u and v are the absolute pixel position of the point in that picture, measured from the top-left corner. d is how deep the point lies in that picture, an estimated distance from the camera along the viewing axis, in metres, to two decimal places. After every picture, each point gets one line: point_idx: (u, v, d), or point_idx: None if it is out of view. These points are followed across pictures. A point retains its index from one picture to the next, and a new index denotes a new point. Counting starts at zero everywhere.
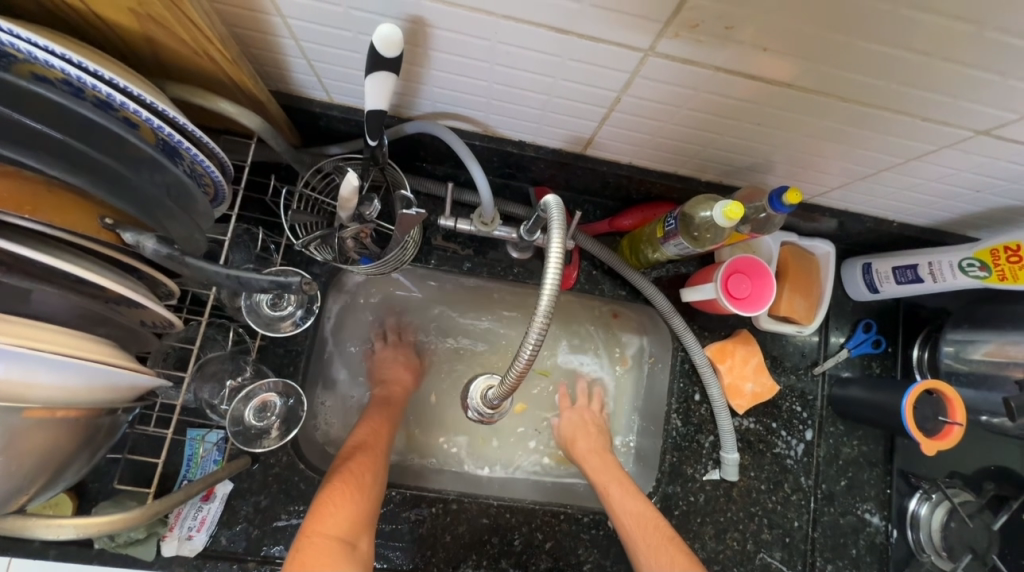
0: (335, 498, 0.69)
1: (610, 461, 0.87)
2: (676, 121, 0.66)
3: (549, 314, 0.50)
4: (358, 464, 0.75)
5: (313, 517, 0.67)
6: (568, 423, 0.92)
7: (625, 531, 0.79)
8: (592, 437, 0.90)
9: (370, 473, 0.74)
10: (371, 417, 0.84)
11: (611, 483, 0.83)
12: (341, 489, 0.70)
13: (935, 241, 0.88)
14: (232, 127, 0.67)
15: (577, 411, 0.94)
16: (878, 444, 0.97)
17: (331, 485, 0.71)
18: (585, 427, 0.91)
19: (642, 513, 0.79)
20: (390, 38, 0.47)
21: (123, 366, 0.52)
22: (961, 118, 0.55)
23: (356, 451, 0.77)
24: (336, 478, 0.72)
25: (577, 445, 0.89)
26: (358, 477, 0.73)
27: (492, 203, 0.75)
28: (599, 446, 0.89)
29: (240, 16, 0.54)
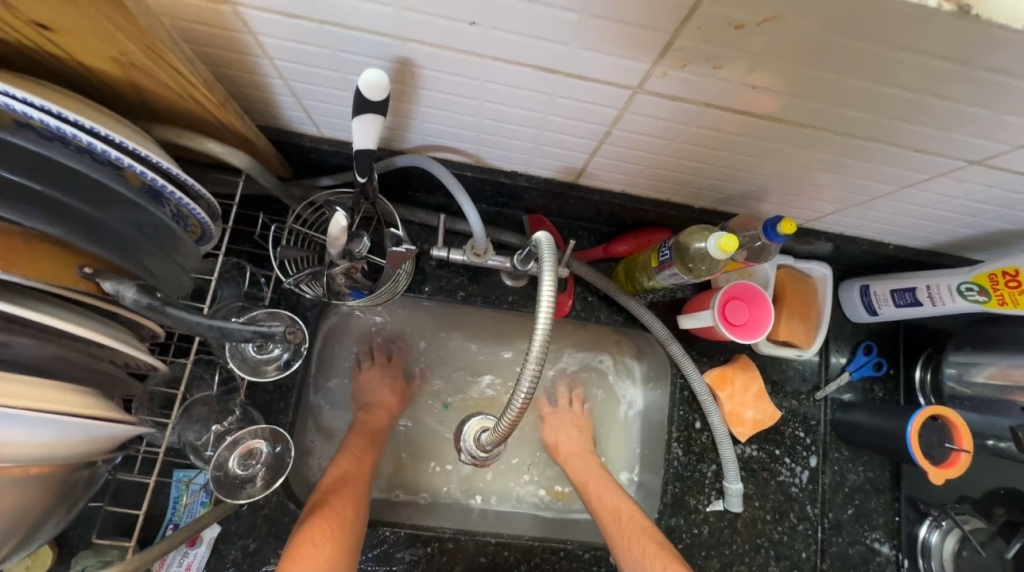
0: (313, 538, 0.64)
1: (590, 461, 0.88)
2: (668, 152, 0.65)
3: (543, 358, 0.48)
4: (336, 499, 0.71)
5: (289, 562, 0.62)
6: (550, 423, 0.94)
7: (603, 526, 0.79)
8: (574, 437, 0.92)
9: (351, 508, 0.70)
10: (351, 446, 0.81)
11: (590, 480, 0.84)
12: (318, 527, 0.65)
13: (932, 263, 0.87)
14: (220, 164, 0.67)
15: (562, 414, 0.95)
16: (884, 470, 0.95)
17: (307, 525, 0.66)
18: (565, 429, 0.93)
19: (616, 506, 0.79)
20: (375, 84, 0.47)
21: (103, 418, 0.49)
22: (952, 149, 0.55)
23: (334, 486, 0.73)
24: (312, 517, 0.67)
25: (560, 446, 0.91)
26: (341, 510, 0.69)
27: (485, 234, 0.74)
28: (580, 447, 0.90)
29: (226, 58, 0.54)
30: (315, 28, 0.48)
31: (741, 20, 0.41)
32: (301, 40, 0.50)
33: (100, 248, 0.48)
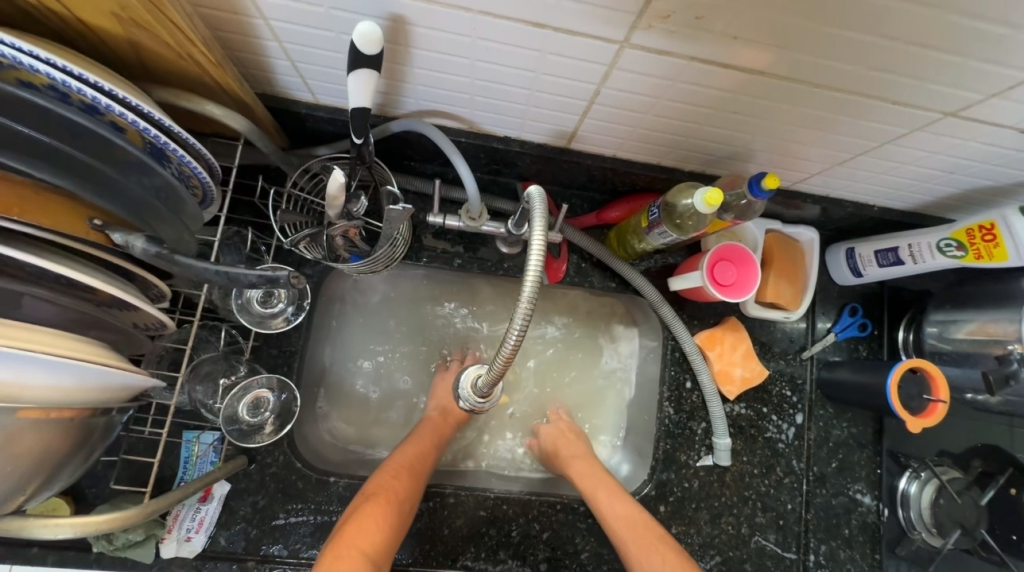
0: (373, 515, 0.71)
1: (596, 468, 0.86)
2: (657, 112, 0.67)
3: (534, 301, 0.51)
4: (397, 483, 0.76)
5: (349, 530, 0.69)
6: (547, 434, 0.93)
7: (617, 536, 0.78)
8: (576, 445, 0.90)
9: (408, 497, 0.76)
10: (421, 432, 0.86)
11: (599, 490, 0.82)
12: (378, 506, 0.72)
13: (916, 224, 0.90)
14: (219, 130, 0.68)
15: (554, 423, 0.95)
16: (867, 426, 0.99)
17: (369, 500, 0.73)
18: (563, 435, 0.92)
19: (630, 514, 0.79)
20: (369, 35, 0.49)
21: (116, 365, 0.53)
22: (928, 100, 0.57)
23: (398, 469, 0.78)
24: (374, 493, 0.74)
25: (559, 451, 0.90)
26: (397, 497, 0.75)
27: (479, 198, 0.76)
28: (581, 452, 0.89)
29: (222, 18, 0.55)
30: None
31: None
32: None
33: (106, 201, 0.51)
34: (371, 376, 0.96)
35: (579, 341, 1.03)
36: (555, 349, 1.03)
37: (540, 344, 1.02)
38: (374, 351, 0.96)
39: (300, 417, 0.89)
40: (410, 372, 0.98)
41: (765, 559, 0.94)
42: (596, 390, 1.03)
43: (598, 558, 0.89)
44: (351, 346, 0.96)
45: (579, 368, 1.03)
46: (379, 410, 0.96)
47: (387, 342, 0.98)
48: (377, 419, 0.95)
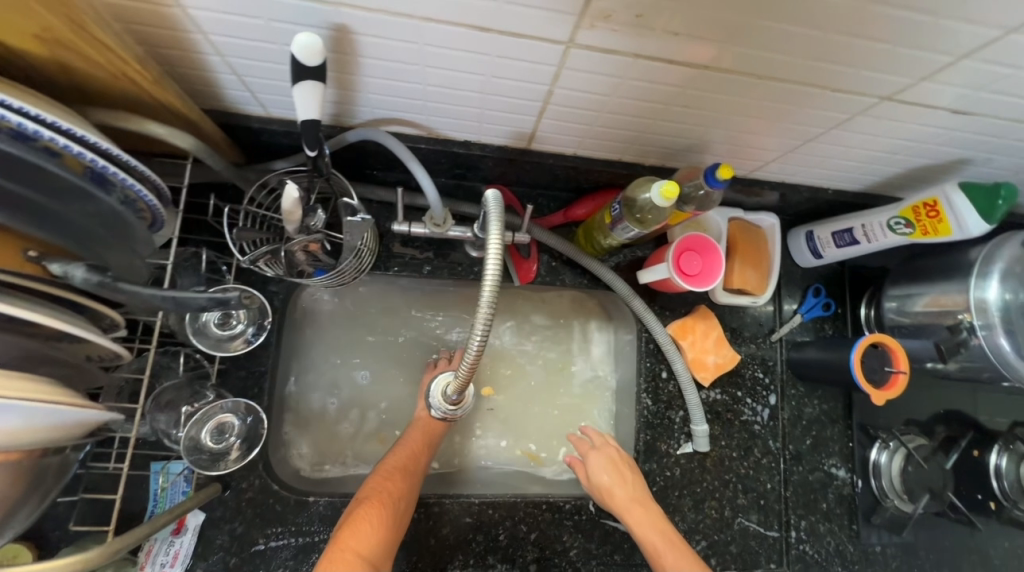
0: (368, 517, 0.69)
1: (652, 511, 0.81)
2: (611, 109, 0.68)
3: (493, 307, 0.51)
4: (391, 484, 0.75)
5: (344, 534, 0.67)
6: (598, 465, 0.85)
7: None
8: (629, 481, 0.84)
9: (403, 497, 0.74)
10: (411, 434, 0.83)
11: (663, 544, 0.76)
12: (373, 508, 0.70)
13: (868, 204, 0.93)
14: (167, 150, 0.66)
15: (604, 455, 0.86)
16: (837, 402, 1.02)
17: (364, 503, 0.71)
18: (619, 472, 0.84)
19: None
20: (311, 47, 0.48)
21: (68, 403, 0.50)
22: (865, 86, 0.59)
23: (391, 471, 0.77)
24: (368, 496, 0.72)
25: (614, 492, 0.82)
26: (394, 498, 0.73)
27: (441, 203, 0.75)
28: (637, 496, 0.82)
29: (158, 34, 0.54)
30: None
31: None
32: (232, 10, 0.50)
33: (41, 230, 0.49)
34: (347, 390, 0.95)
35: (555, 337, 1.04)
36: (531, 346, 1.03)
37: (515, 342, 1.02)
38: (348, 364, 0.94)
39: (276, 438, 0.87)
40: (386, 383, 0.97)
41: (749, 539, 0.96)
42: (575, 384, 1.03)
43: (587, 554, 0.90)
44: (322, 362, 0.94)
45: (556, 364, 1.03)
46: (357, 424, 0.94)
47: (362, 355, 0.96)
48: (356, 433, 0.94)
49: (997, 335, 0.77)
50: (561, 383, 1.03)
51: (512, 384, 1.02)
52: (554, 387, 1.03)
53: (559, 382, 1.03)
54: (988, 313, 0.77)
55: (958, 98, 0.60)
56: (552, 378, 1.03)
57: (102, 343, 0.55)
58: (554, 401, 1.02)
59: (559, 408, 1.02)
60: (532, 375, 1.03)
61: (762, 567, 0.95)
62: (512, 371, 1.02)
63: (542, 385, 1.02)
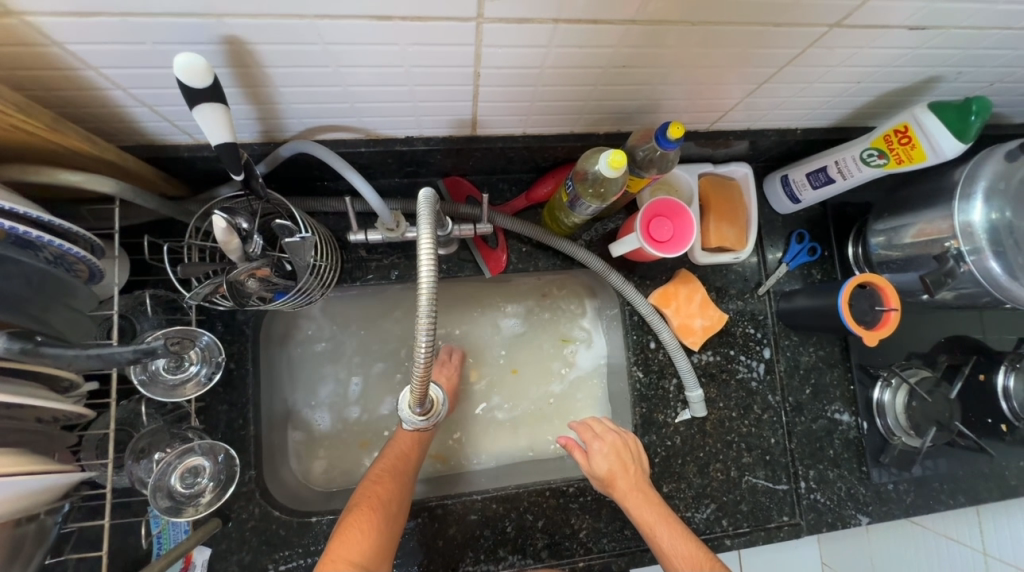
0: (357, 523, 0.69)
1: (653, 498, 0.81)
2: (547, 82, 0.64)
3: (434, 312, 0.48)
4: (381, 488, 0.74)
5: (335, 544, 0.67)
6: (600, 456, 0.83)
7: None
8: (631, 470, 0.83)
9: (395, 499, 0.74)
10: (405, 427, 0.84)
11: (659, 524, 0.77)
12: (363, 514, 0.70)
13: (842, 138, 0.88)
14: (91, 196, 0.63)
15: (602, 443, 0.85)
16: (833, 346, 1.00)
17: (354, 510, 0.71)
18: (620, 461, 0.83)
19: (693, 554, 0.74)
20: (191, 68, 0.45)
21: (22, 475, 0.49)
22: (809, 16, 0.55)
23: (381, 475, 0.76)
24: (358, 503, 0.72)
25: (614, 480, 0.82)
26: (384, 501, 0.73)
27: (388, 207, 0.72)
28: (637, 482, 0.82)
29: (48, 76, 0.50)
30: (119, 22, 0.44)
31: None
32: (114, 39, 0.46)
33: None
34: (338, 405, 0.95)
35: (537, 333, 1.03)
36: (516, 349, 1.02)
37: (506, 348, 1.02)
38: (335, 381, 0.95)
39: (273, 464, 0.88)
40: (377, 392, 0.97)
41: (759, 496, 0.95)
42: (572, 377, 1.03)
43: (597, 533, 0.90)
44: (308, 382, 0.94)
45: (554, 356, 1.03)
46: (353, 437, 0.95)
47: (348, 370, 0.96)
48: (353, 447, 0.94)
49: (987, 258, 0.73)
50: (556, 381, 1.03)
51: (511, 388, 1.02)
52: (547, 386, 1.02)
53: (552, 367, 1.03)
54: (975, 236, 0.74)
55: (914, 12, 0.56)
56: (546, 378, 1.03)
57: (60, 407, 0.55)
58: (548, 393, 1.02)
59: (553, 391, 1.02)
60: (526, 372, 1.02)
61: (775, 521, 0.95)
62: (506, 374, 1.02)
63: (532, 385, 1.02)
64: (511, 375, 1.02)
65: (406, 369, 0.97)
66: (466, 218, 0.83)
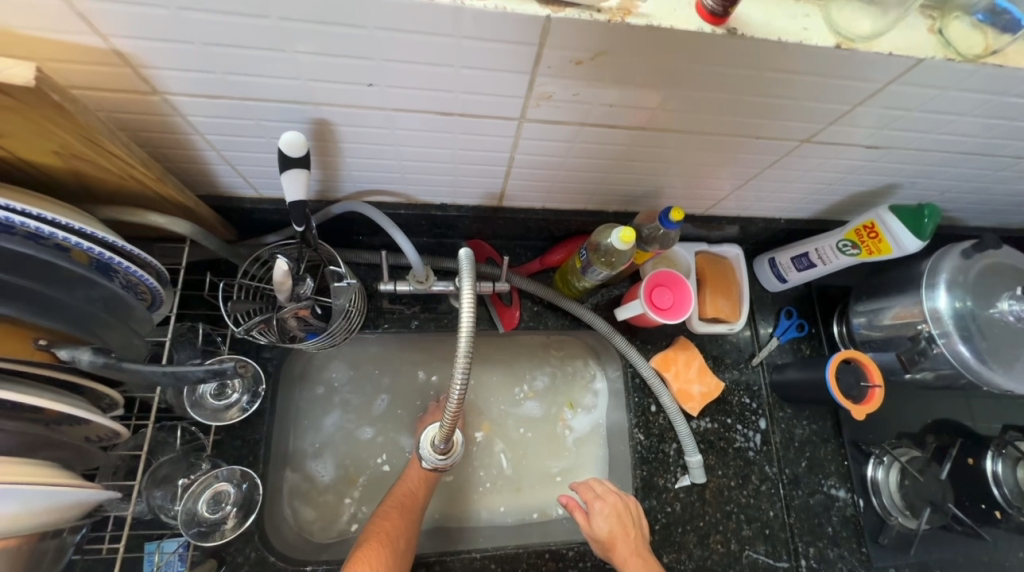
0: (368, 557, 0.69)
1: (653, 566, 0.80)
2: (569, 167, 0.76)
3: (470, 354, 0.55)
4: (389, 524, 0.75)
5: None
6: (603, 516, 0.84)
7: None
8: (631, 534, 0.83)
9: (403, 536, 0.74)
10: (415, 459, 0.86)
11: None
12: (373, 548, 0.70)
13: (820, 229, 1.00)
14: (164, 236, 0.72)
15: (602, 503, 0.86)
16: (826, 420, 1.04)
17: (363, 546, 0.71)
18: (621, 522, 0.84)
19: None
20: (293, 142, 0.56)
21: (64, 484, 0.52)
22: (785, 133, 0.68)
23: (390, 510, 0.77)
24: (368, 538, 0.72)
25: (614, 543, 0.82)
26: (393, 536, 0.73)
27: (422, 262, 0.81)
28: (636, 547, 0.82)
29: (160, 138, 0.61)
30: (236, 104, 0.56)
31: (578, 58, 0.51)
32: (227, 115, 0.58)
33: (53, 322, 0.53)
34: (343, 451, 0.95)
35: (546, 398, 1.05)
36: (537, 430, 1.04)
37: (527, 427, 1.04)
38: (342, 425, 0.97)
39: (270, 509, 0.87)
40: (383, 440, 0.97)
41: None
42: (571, 442, 1.04)
43: None
44: (317, 424, 0.95)
45: (550, 424, 1.04)
46: (349, 485, 0.94)
47: (357, 415, 0.97)
48: (349, 496, 0.93)
49: (955, 341, 0.81)
50: (562, 458, 1.03)
51: (515, 448, 1.02)
52: (550, 460, 1.02)
53: (553, 430, 1.04)
54: (943, 321, 0.82)
55: (868, 135, 0.69)
56: (552, 454, 1.03)
57: (107, 424, 0.58)
58: (552, 455, 1.03)
59: (553, 456, 1.02)
60: (536, 445, 1.03)
61: None
62: (510, 435, 1.03)
63: (541, 464, 1.02)
64: (519, 436, 1.03)
65: (414, 417, 1.00)
66: (486, 277, 0.91)
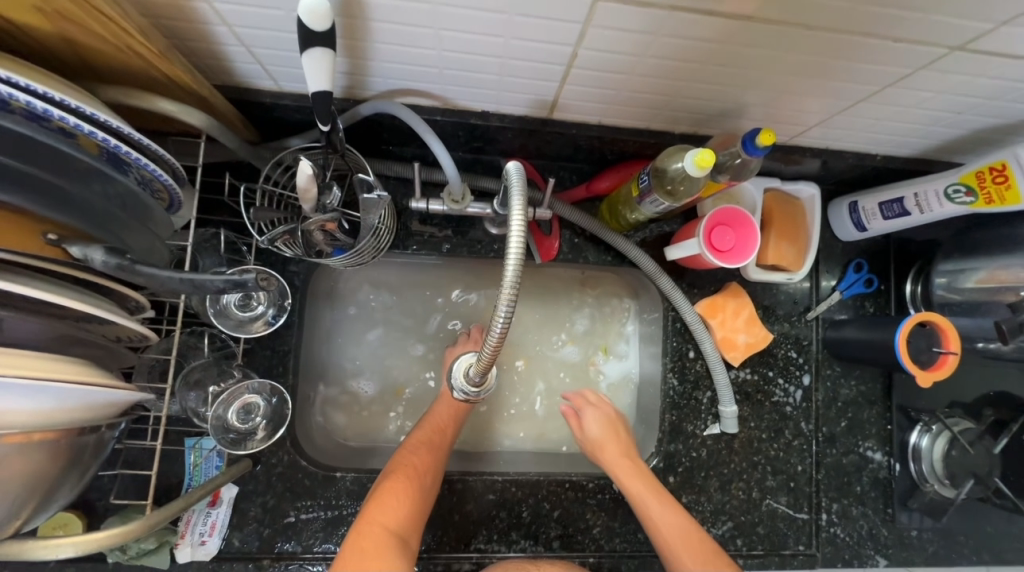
0: (395, 491, 0.70)
1: (642, 468, 0.81)
2: (640, 72, 0.63)
3: (517, 283, 0.48)
4: (417, 458, 0.76)
5: (371, 506, 0.69)
6: (595, 420, 0.84)
7: (662, 543, 0.74)
8: (620, 439, 0.83)
9: (430, 470, 0.75)
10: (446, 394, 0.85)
11: (647, 494, 0.77)
12: (400, 481, 0.71)
13: (922, 170, 0.85)
14: (179, 129, 0.65)
15: (592, 409, 0.86)
16: (876, 382, 0.97)
17: (391, 476, 0.72)
18: (611, 426, 0.84)
19: (682, 527, 0.74)
20: (316, 10, 0.46)
21: (96, 384, 0.51)
22: (931, 35, 0.53)
23: (418, 444, 0.77)
24: (395, 470, 0.73)
25: (603, 446, 0.82)
26: (420, 468, 0.74)
27: (460, 178, 0.72)
28: (625, 450, 0.82)
29: (162, 4, 0.52)
30: None
31: None
32: None
33: (63, 216, 0.48)
34: (369, 370, 0.95)
35: (582, 340, 1.01)
36: (574, 376, 1.00)
37: (566, 373, 1.00)
38: (369, 345, 0.95)
39: (299, 418, 0.88)
40: (411, 364, 0.96)
41: (778, 521, 0.93)
42: (604, 387, 1.00)
43: (610, 532, 0.89)
44: (344, 341, 0.94)
45: (582, 367, 1.00)
46: (377, 403, 0.94)
47: (384, 336, 0.96)
48: (376, 412, 0.94)
49: None
50: (598, 404, 1.00)
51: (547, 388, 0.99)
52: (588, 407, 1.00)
53: (589, 373, 1.00)
54: None
55: None
56: None
57: (133, 326, 0.56)
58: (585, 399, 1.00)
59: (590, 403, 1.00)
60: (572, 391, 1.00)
61: (790, 549, 0.93)
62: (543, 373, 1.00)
63: None
64: (557, 380, 1.00)
65: (441, 342, 0.97)
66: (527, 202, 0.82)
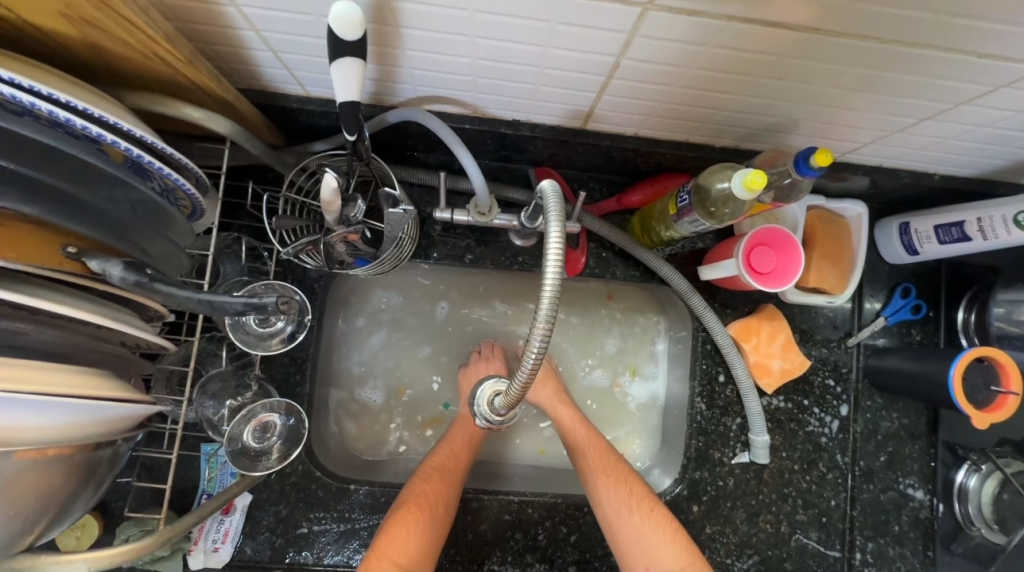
0: (406, 523, 0.68)
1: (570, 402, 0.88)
2: (685, 83, 0.59)
3: (551, 319, 0.45)
4: (429, 488, 0.74)
5: (382, 539, 0.67)
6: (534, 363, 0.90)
7: (581, 463, 0.81)
8: (552, 379, 0.90)
9: (442, 501, 0.73)
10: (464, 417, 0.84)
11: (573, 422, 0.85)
12: (410, 512, 0.69)
13: (983, 192, 0.79)
14: (203, 133, 0.64)
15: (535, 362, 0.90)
16: (920, 416, 0.91)
17: (402, 508, 0.70)
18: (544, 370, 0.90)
19: (603, 448, 0.81)
20: (347, 18, 0.44)
21: (112, 399, 0.50)
22: (1019, 49, 0.48)
23: (429, 473, 0.76)
24: (406, 501, 0.71)
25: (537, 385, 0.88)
26: (432, 499, 0.72)
27: (488, 190, 0.69)
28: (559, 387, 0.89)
29: (189, 8, 0.50)
30: None
31: None
32: None
33: (82, 227, 0.46)
34: (385, 380, 0.93)
35: (608, 361, 0.97)
36: (602, 404, 0.97)
37: (593, 399, 0.97)
38: (386, 354, 0.93)
39: (314, 428, 0.87)
40: (428, 374, 0.94)
41: (807, 557, 0.88)
42: (634, 409, 0.97)
43: None
44: (362, 349, 0.92)
45: (608, 392, 0.97)
46: (391, 413, 0.92)
47: (401, 345, 0.94)
48: (392, 423, 0.92)
49: None
50: (624, 428, 0.97)
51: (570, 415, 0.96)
52: (616, 430, 0.97)
53: (619, 398, 0.97)
54: None
55: None
56: (616, 424, 0.97)
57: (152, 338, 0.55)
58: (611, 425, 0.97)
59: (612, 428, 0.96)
60: (599, 417, 0.97)
61: None
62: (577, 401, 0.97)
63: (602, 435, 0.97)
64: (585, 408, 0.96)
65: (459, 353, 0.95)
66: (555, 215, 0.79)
